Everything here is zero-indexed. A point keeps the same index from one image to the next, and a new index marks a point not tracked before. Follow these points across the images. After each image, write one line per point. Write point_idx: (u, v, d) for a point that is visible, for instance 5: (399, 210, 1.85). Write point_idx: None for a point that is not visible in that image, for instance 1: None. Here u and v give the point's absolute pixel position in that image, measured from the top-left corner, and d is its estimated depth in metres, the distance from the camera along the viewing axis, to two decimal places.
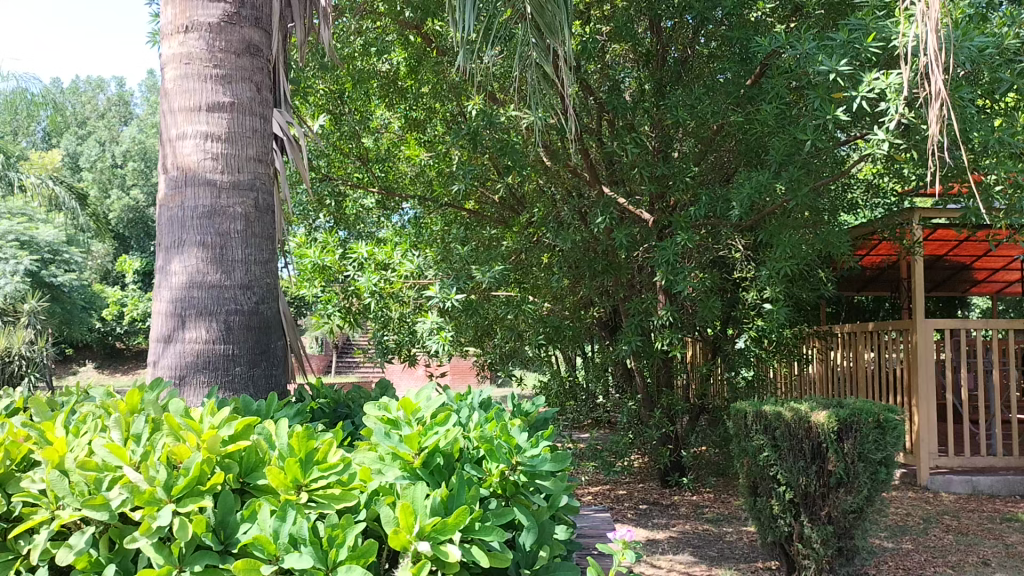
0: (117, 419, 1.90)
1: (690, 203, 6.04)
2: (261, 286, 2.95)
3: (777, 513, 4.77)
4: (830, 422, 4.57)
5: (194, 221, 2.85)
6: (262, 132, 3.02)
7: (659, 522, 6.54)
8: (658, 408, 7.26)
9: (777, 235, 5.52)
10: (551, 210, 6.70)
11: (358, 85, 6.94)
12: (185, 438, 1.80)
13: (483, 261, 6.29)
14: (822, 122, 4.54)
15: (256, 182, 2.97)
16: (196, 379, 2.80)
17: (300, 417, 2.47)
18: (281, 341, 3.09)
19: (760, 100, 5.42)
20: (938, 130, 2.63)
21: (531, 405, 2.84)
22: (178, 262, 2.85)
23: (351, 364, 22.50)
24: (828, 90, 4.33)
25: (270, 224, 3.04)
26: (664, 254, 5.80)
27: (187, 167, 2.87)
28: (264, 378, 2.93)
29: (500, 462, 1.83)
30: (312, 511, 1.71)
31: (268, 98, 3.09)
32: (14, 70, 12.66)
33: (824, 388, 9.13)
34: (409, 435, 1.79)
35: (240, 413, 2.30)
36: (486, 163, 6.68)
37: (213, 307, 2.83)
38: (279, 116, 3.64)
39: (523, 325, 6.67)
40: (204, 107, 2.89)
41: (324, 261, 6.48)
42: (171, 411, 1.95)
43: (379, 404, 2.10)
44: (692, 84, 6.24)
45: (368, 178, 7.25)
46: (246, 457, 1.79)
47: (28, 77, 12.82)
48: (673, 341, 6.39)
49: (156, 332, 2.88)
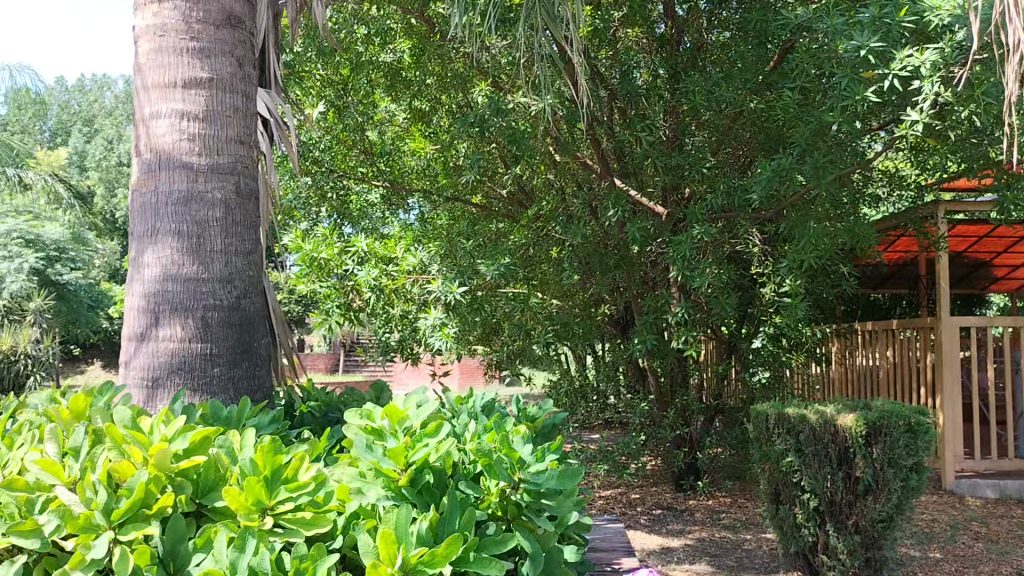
0: (53, 430, 1.77)
1: (709, 191, 5.71)
2: (243, 279, 2.70)
3: (801, 522, 4.50)
4: (858, 426, 4.29)
5: (168, 209, 2.60)
6: (243, 111, 2.76)
7: (673, 528, 6.29)
8: (673, 409, 7.01)
9: (799, 226, 5.23)
10: (561, 204, 6.44)
11: (360, 74, 6.70)
12: (129, 453, 1.66)
13: (490, 255, 5.96)
14: (850, 103, 4.23)
15: (237, 165, 2.72)
16: (169, 382, 2.56)
17: (276, 425, 2.23)
18: (266, 339, 2.84)
19: (782, 87, 5.16)
20: (1018, 90, 2.07)
21: (540, 409, 2.56)
22: (152, 253, 2.60)
23: (361, 363, 22.34)
24: (858, 67, 4.08)
25: (253, 212, 2.79)
26: (679, 249, 5.53)
27: (160, 150, 2.63)
28: (246, 380, 2.69)
29: (500, 481, 1.58)
30: (278, 538, 1.46)
31: (251, 74, 2.83)
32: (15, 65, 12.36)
33: (844, 388, 8.86)
34: (392, 450, 1.55)
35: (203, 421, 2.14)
36: (494, 154, 6.43)
37: (189, 302, 2.58)
38: (268, 98, 3.39)
39: (531, 323, 6.35)
40: (179, 83, 2.64)
41: (321, 255, 6.19)
42: (115, 421, 1.80)
43: (362, 411, 1.86)
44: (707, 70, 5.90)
45: (373, 171, 7.07)
46: (202, 475, 1.64)
47: (31, 75, 12.56)
48: (689, 340, 6.12)
49: (128, 329, 2.64)
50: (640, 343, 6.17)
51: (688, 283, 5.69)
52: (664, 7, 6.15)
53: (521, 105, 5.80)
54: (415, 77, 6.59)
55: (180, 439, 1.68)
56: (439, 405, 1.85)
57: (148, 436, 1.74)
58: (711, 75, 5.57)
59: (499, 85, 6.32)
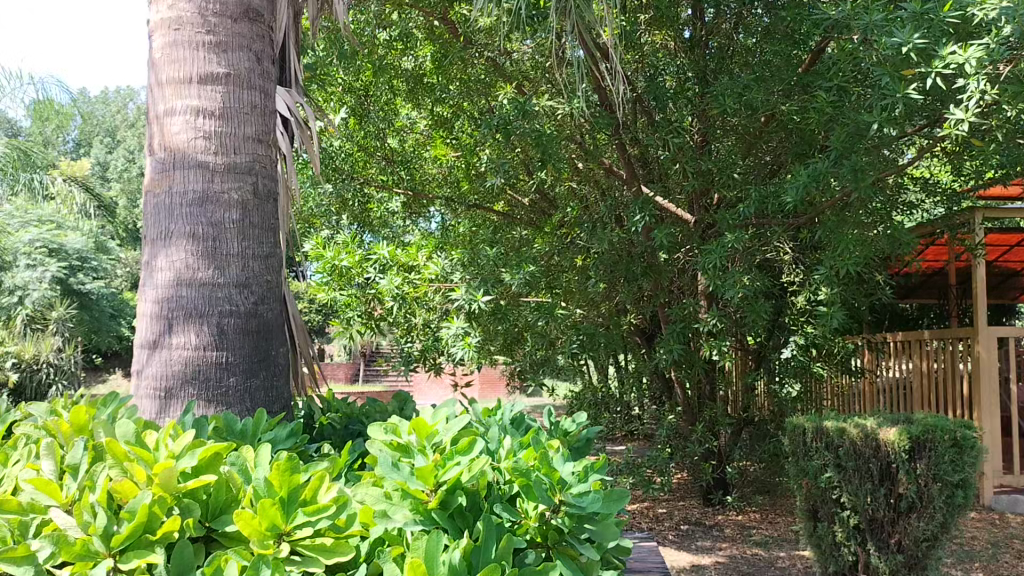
0: (49, 447, 1.70)
1: (741, 197, 5.53)
2: (261, 284, 2.57)
3: (841, 541, 4.31)
4: (902, 441, 4.10)
5: (182, 209, 2.48)
6: (262, 108, 2.64)
7: (703, 545, 6.10)
8: (701, 421, 6.83)
9: (836, 231, 5.04)
10: (586, 210, 6.28)
11: (381, 80, 6.58)
12: (131, 471, 1.57)
13: (515, 262, 5.81)
14: (890, 103, 4.03)
15: (255, 165, 2.59)
16: (183, 393, 2.44)
17: (294, 439, 2.10)
18: (285, 346, 2.71)
19: (817, 88, 4.98)
20: None
21: (572, 422, 2.42)
22: (165, 257, 2.49)
23: (381, 373, 22.24)
24: (899, 64, 3.89)
25: (272, 213, 2.66)
26: (709, 256, 5.36)
27: (175, 148, 2.51)
28: (264, 391, 2.56)
29: (540, 503, 1.42)
30: (295, 568, 1.35)
31: (270, 71, 2.71)
32: (36, 73, 12.30)
33: (873, 400, 8.64)
34: (420, 468, 1.40)
35: (215, 434, 2.04)
36: (518, 160, 6.29)
37: (204, 308, 2.45)
38: (287, 96, 3.27)
39: (555, 333, 6.18)
40: (195, 78, 2.52)
41: (343, 262, 6.10)
42: (117, 436, 1.71)
43: (387, 424, 1.73)
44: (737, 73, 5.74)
45: (393, 179, 6.92)
46: (213, 497, 1.53)
47: (54, 83, 12.52)
48: (720, 350, 5.94)
49: (140, 336, 2.52)
50: (668, 353, 5.99)
51: (719, 291, 5.52)
52: (692, 9, 6.01)
53: (548, 109, 5.66)
54: (437, 83, 6.46)
55: (189, 455, 1.58)
56: (471, 419, 1.72)
57: (153, 452, 1.65)
58: (741, 77, 5.40)
59: (523, 90, 6.17)
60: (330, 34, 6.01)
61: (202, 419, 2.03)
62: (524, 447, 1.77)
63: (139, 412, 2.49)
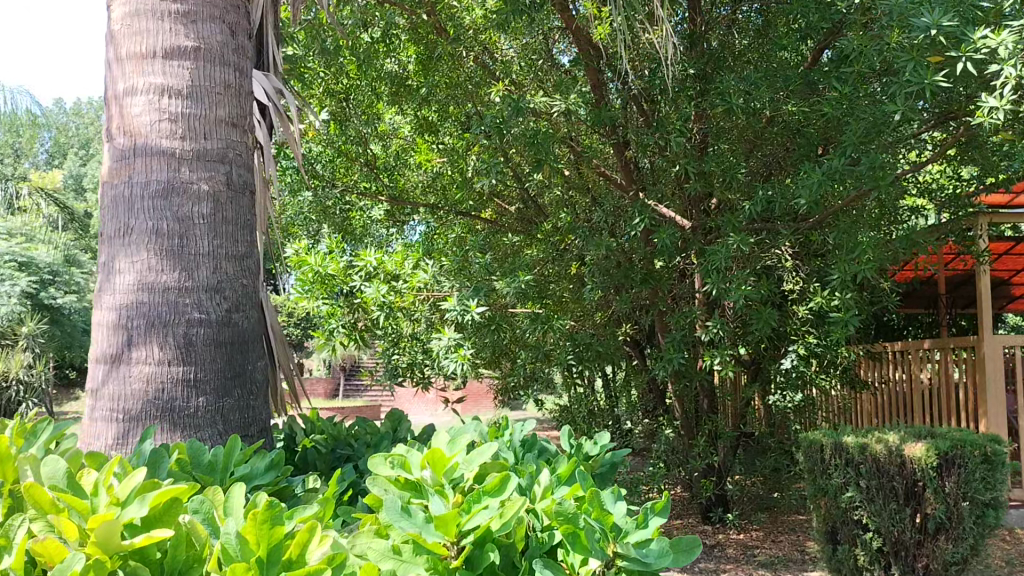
0: None
1: (745, 199, 5.25)
2: (236, 288, 2.26)
3: (863, 565, 4.04)
4: (930, 457, 3.84)
5: (143, 203, 2.16)
6: (236, 87, 2.32)
7: (707, 566, 5.80)
8: (701, 435, 6.53)
9: (849, 234, 4.79)
10: (581, 215, 5.93)
11: (362, 80, 6.24)
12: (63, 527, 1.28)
13: (508, 271, 5.52)
14: (916, 91, 3.77)
15: (229, 151, 2.27)
16: (144, 415, 2.11)
17: (274, 472, 1.80)
18: (262, 360, 2.39)
19: (827, 84, 4.72)
20: None
21: (593, 445, 2.14)
22: (125, 258, 2.16)
23: (361, 388, 21.79)
24: (925, 49, 3.64)
25: (247, 208, 2.34)
26: (714, 259, 5.06)
27: (135, 132, 2.18)
28: (239, 412, 2.24)
29: (593, 557, 1.22)
30: None
31: (245, 45, 2.39)
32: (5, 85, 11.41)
33: (871, 415, 8.39)
34: (443, 517, 1.22)
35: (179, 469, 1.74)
36: (510, 164, 5.95)
37: (169, 317, 2.14)
38: (264, 80, 2.95)
39: (550, 344, 5.84)
40: (158, 52, 2.20)
41: (326, 270, 5.78)
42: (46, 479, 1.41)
43: (396, 461, 1.52)
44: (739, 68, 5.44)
45: (376, 186, 6.60)
46: (172, 557, 1.25)
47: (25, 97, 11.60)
48: (721, 360, 5.64)
49: (95, 349, 2.19)
50: (668, 364, 5.68)
51: (723, 298, 5.24)
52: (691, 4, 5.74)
53: (542, 106, 5.32)
54: (420, 86, 6.11)
55: (138, 504, 1.27)
56: (494, 452, 1.54)
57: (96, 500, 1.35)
58: (746, 72, 5.12)
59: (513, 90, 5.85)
60: (308, 29, 5.65)
61: (160, 454, 1.73)
62: (561, 482, 1.56)
63: (92, 439, 2.16)
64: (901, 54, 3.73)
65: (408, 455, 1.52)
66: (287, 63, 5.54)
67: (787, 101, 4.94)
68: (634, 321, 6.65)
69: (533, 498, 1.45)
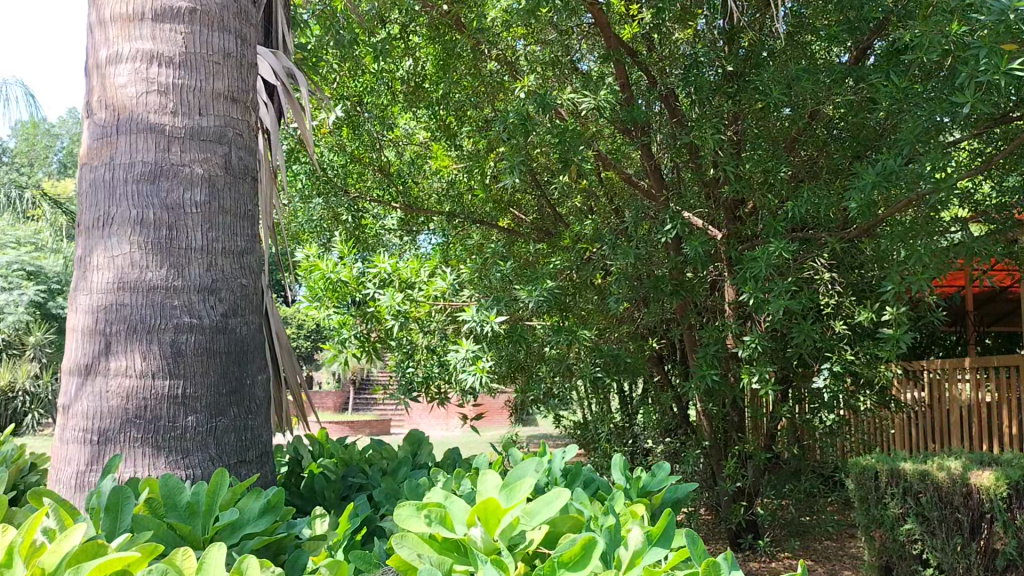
0: None
1: (787, 203, 4.91)
2: (233, 290, 2.01)
3: None
4: (999, 487, 3.76)
5: (127, 188, 1.92)
6: (237, 57, 2.09)
7: None
8: (732, 457, 6.21)
9: (906, 241, 4.45)
10: (606, 223, 5.50)
11: (378, 79, 5.96)
12: None
13: (529, 278, 5.13)
14: (987, 81, 3.46)
15: (227, 131, 2.04)
16: (123, 436, 1.85)
17: (270, 518, 1.60)
18: (262, 374, 2.13)
19: (877, 79, 4.44)
20: None
21: (653, 478, 1.87)
22: (105, 251, 1.91)
23: (370, 401, 21.46)
24: (997, 35, 3.33)
25: (248, 196, 2.10)
26: (756, 266, 4.62)
27: (119, 106, 1.95)
28: (235, 434, 1.97)
29: None
30: None
31: (248, 10, 2.16)
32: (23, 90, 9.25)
33: (902, 438, 8.02)
34: None
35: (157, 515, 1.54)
36: (534, 167, 5.58)
37: (155, 321, 1.88)
38: (272, 58, 2.69)
39: (574, 358, 5.32)
40: (147, 14, 1.98)
41: (339, 277, 5.51)
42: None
43: (438, 515, 1.32)
44: (784, 56, 5.05)
45: (390, 194, 6.30)
46: None
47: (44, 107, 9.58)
48: (760, 378, 5.18)
49: (69, 358, 1.94)
50: (701, 380, 5.31)
51: (761, 310, 4.84)
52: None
53: (570, 102, 4.94)
54: (438, 87, 5.81)
55: None
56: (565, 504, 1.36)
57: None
58: (789, 65, 4.77)
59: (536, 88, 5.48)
60: (323, 17, 5.32)
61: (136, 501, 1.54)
62: (649, 541, 1.35)
63: (63, 464, 1.90)
64: (970, 46, 3.44)
65: (449, 508, 1.33)
66: (298, 53, 5.21)
67: (832, 95, 4.67)
68: (660, 336, 6.30)
69: (618, 565, 1.27)
